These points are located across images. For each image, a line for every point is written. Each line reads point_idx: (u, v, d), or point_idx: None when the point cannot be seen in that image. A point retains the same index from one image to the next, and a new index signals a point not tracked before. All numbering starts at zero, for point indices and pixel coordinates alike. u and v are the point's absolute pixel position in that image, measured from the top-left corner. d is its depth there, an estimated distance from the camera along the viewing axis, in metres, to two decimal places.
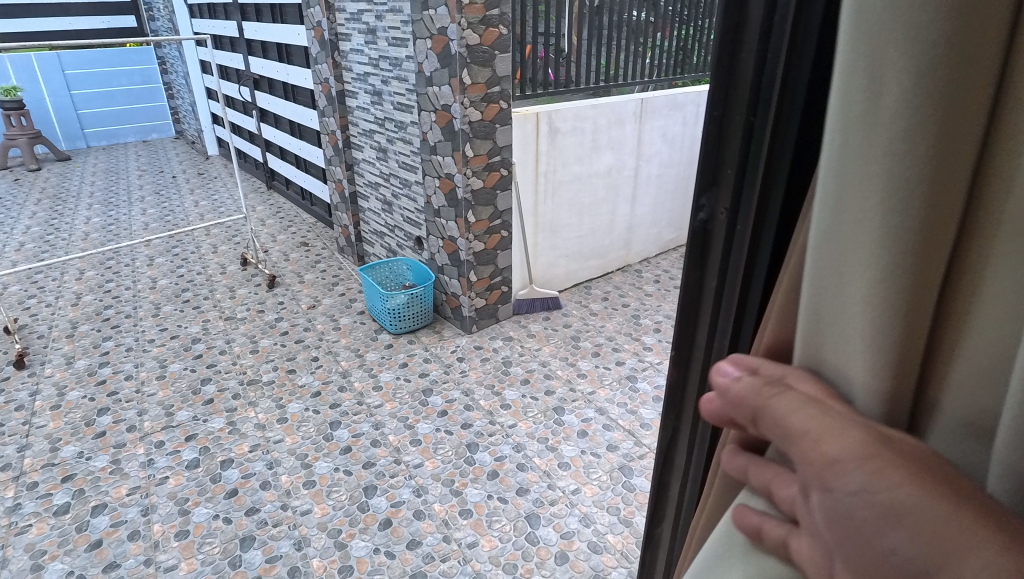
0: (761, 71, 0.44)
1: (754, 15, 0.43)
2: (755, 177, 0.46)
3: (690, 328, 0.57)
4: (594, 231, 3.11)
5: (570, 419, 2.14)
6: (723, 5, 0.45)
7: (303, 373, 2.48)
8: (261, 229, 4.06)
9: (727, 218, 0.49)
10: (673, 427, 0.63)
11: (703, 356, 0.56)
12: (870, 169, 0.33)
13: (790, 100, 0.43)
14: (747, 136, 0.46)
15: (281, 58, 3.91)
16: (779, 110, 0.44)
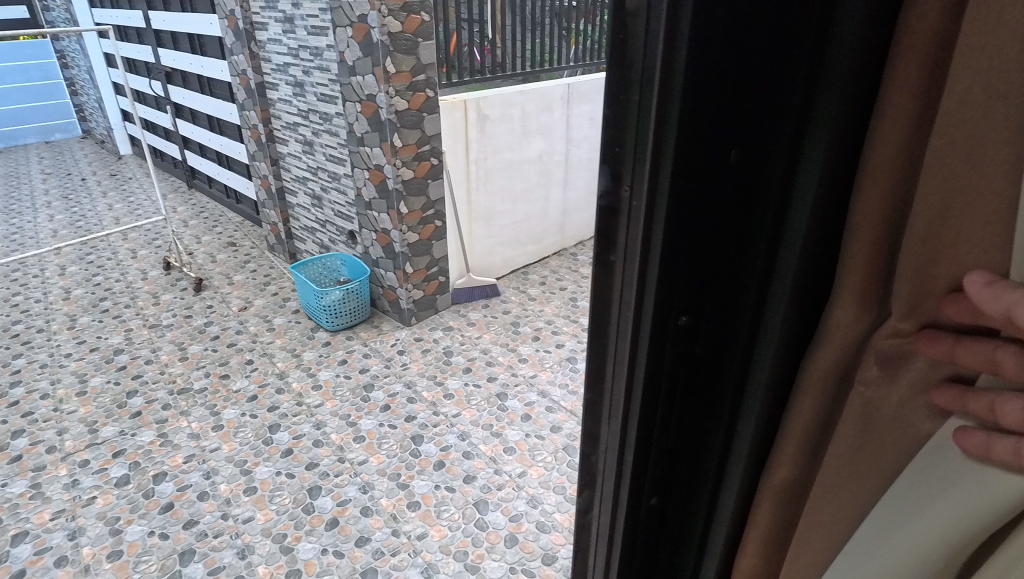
0: (642, 31, 0.38)
1: None
2: (643, 154, 0.41)
3: (599, 331, 0.51)
4: (529, 216, 3.13)
5: (514, 404, 2.16)
6: None
7: (238, 378, 2.39)
8: (183, 231, 3.87)
9: (630, 207, 0.43)
10: (590, 429, 0.58)
11: (612, 361, 0.51)
12: None
13: (671, 63, 0.38)
14: (630, 106, 0.40)
15: (194, 49, 3.72)
16: (663, 77, 0.38)
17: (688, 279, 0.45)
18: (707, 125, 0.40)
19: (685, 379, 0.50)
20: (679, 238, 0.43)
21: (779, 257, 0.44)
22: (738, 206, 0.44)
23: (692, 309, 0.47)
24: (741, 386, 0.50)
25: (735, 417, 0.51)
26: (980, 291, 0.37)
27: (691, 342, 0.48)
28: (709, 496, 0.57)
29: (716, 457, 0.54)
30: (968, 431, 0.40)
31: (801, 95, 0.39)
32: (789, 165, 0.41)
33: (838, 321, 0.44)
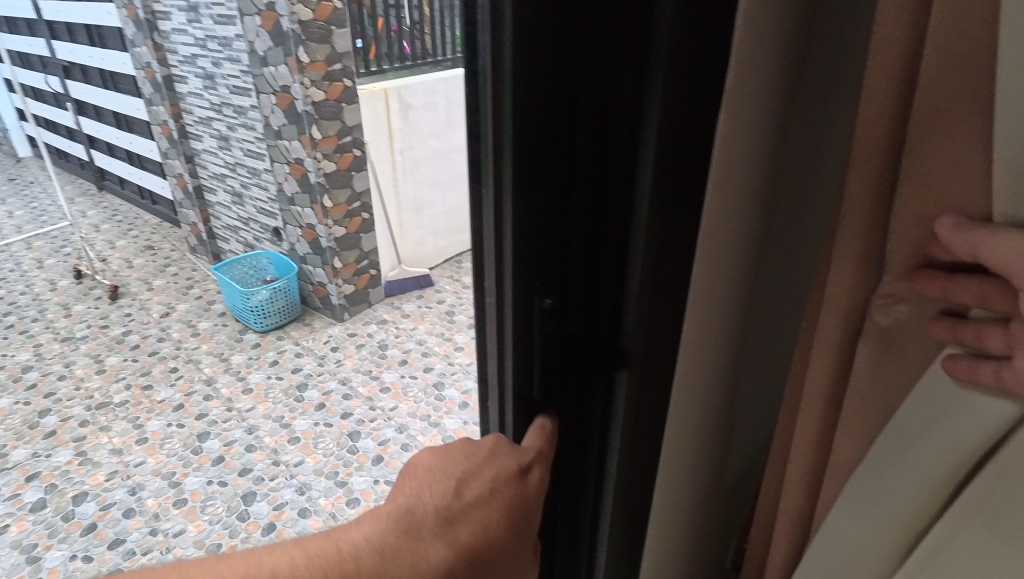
0: (471, 20, 0.39)
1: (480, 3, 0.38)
2: (487, 134, 0.41)
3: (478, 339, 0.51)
4: (459, 205, 3.12)
5: (451, 393, 2.17)
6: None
7: (163, 387, 2.29)
8: (94, 236, 3.63)
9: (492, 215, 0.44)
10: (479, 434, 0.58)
11: (493, 367, 0.51)
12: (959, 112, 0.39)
13: (501, 51, 0.38)
14: (473, 89, 0.41)
15: (92, 41, 3.47)
16: (495, 58, 0.39)
17: (547, 257, 0.46)
18: (547, 107, 0.41)
19: (563, 360, 0.50)
20: (533, 218, 0.44)
21: (634, 237, 0.44)
22: (593, 188, 0.44)
23: (558, 289, 0.48)
24: (617, 366, 0.50)
25: (610, 397, 0.52)
26: (948, 237, 0.41)
27: (561, 319, 0.49)
28: (597, 480, 0.57)
29: (598, 438, 0.55)
30: (956, 357, 0.43)
31: (629, 106, 0.40)
32: (633, 144, 0.41)
33: (841, 285, 0.49)
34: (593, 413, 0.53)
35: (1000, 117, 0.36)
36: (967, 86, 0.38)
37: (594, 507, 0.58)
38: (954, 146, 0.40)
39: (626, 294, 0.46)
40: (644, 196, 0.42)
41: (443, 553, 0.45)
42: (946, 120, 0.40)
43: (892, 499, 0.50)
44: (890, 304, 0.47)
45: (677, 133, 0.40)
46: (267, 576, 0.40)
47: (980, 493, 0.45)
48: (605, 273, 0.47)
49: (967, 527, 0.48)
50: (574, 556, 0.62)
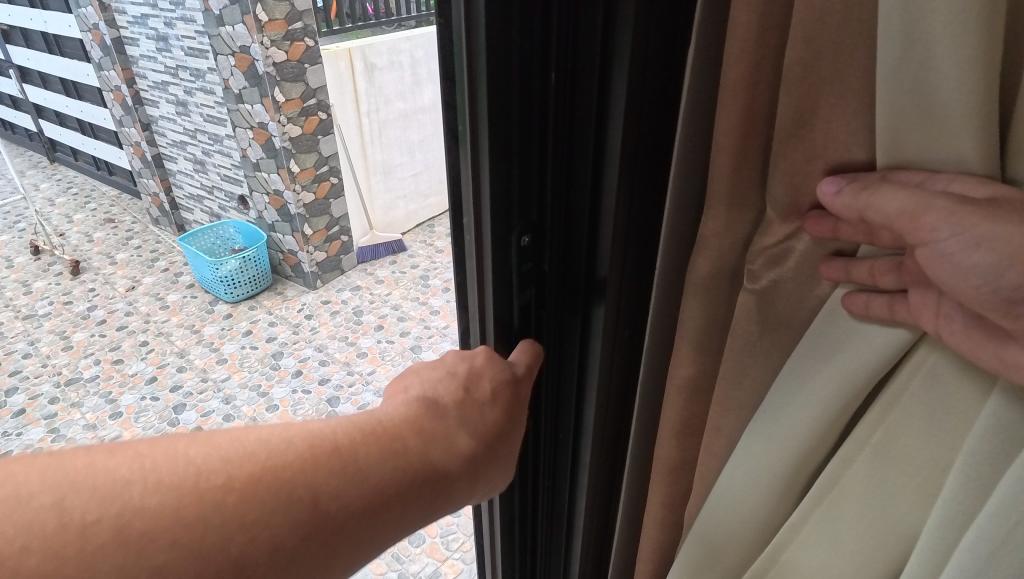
0: None
1: None
2: (463, 86, 0.41)
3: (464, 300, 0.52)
4: (429, 167, 3.08)
5: (428, 355, 2.18)
6: None
7: (133, 362, 2.25)
8: (50, 210, 3.50)
9: (474, 175, 0.44)
10: None
11: (480, 327, 0.52)
12: (839, 50, 0.38)
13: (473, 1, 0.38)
14: (447, 50, 0.41)
15: (34, 4, 3.28)
16: (467, 11, 0.38)
17: (528, 195, 0.46)
18: (522, 51, 0.40)
19: (540, 294, 0.52)
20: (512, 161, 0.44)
21: (606, 169, 0.47)
22: (569, 125, 0.45)
23: (536, 227, 0.48)
24: (597, 295, 0.52)
25: (587, 324, 0.55)
26: (831, 199, 0.41)
27: (536, 254, 0.50)
28: (577, 404, 0.60)
29: (577, 366, 0.57)
30: (855, 295, 0.43)
31: (595, 69, 0.43)
32: (602, 82, 0.44)
33: (714, 227, 0.49)
34: (571, 342, 0.56)
35: (884, 55, 0.36)
36: (842, 25, 0.38)
37: (577, 429, 0.61)
38: (842, 85, 0.39)
39: (602, 222, 0.49)
40: (616, 132, 0.45)
41: (471, 440, 0.45)
42: (831, 59, 0.39)
43: (781, 450, 0.50)
44: (782, 244, 0.47)
45: (644, 69, 0.43)
46: (330, 449, 0.38)
47: (870, 429, 0.45)
48: (576, 203, 0.48)
49: (852, 469, 0.47)
50: (558, 479, 0.65)
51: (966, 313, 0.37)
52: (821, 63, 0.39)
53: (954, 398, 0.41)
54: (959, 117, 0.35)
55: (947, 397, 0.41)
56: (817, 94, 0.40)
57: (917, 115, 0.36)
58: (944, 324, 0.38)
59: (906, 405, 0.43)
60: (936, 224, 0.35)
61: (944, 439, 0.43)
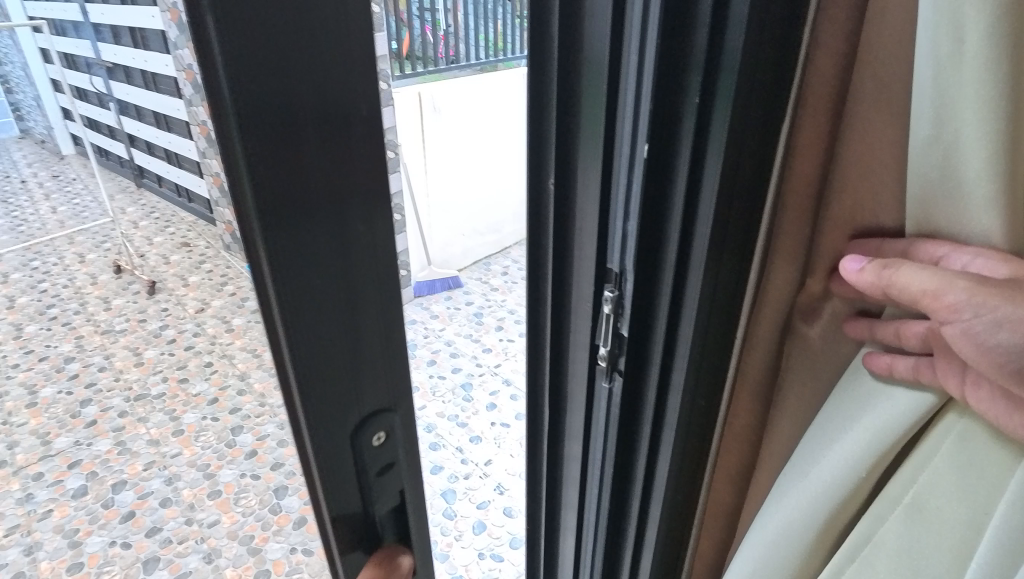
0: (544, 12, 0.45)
1: (556, 19, 0.45)
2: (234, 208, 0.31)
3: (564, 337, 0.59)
4: (488, 207, 3.15)
5: (479, 394, 2.18)
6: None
7: (197, 381, 2.35)
8: (132, 232, 3.73)
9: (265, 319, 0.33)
10: (532, 431, 0.70)
11: (552, 352, 0.61)
12: (876, 133, 0.45)
13: (232, 156, 0.29)
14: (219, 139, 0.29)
15: (136, 44, 3.54)
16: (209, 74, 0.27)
17: (585, 273, 0.54)
18: (333, 220, 0.33)
19: (614, 364, 0.56)
20: (542, 231, 0.55)
21: (693, 238, 0.48)
22: (657, 212, 0.48)
23: (582, 304, 0.56)
24: (669, 357, 0.54)
25: (664, 389, 0.56)
26: (854, 276, 0.47)
27: (575, 324, 0.57)
28: (644, 466, 0.61)
29: (650, 422, 0.58)
30: (876, 355, 0.50)
31: (692, 130, 0.44)
32: (692, 171, 0.46)
33: (779, 282, 0.54)
34: (647, 408, 0.58)
35: (920, 139, 0.43)
36: (884, 114, 0.45)
37: (638, 488, 0.63)
38: (878, 163, 0.46)
39: (686, 295, 0.50)
40: (705, 212, 0.47)
41: None
42: (863, 142, 0.46)
43: (816, 498, 0.54)
44: (815, 304, 0.54)
45: (742, 135, 0.44)
46: None
47: (905, 487, 0.50)
48: (658, 279, 0.51)
49: (887, 525, 0.52)
50: (622, 525, 0.68)
51: (992, 383, 0.42)
52: (859, 145, 0.46)
53: (981, 463, 0.46)
54: (984, 193, 0.42)
55: (974, 462, 0.47)
56: (858, 172, 0.47)
57: (944, 192, 0.43)
58: (970, 390, 0.44)
59: (936, 467, 0.48)
60: (958, 304, 0.41)
61: (970, 499, 0.47)
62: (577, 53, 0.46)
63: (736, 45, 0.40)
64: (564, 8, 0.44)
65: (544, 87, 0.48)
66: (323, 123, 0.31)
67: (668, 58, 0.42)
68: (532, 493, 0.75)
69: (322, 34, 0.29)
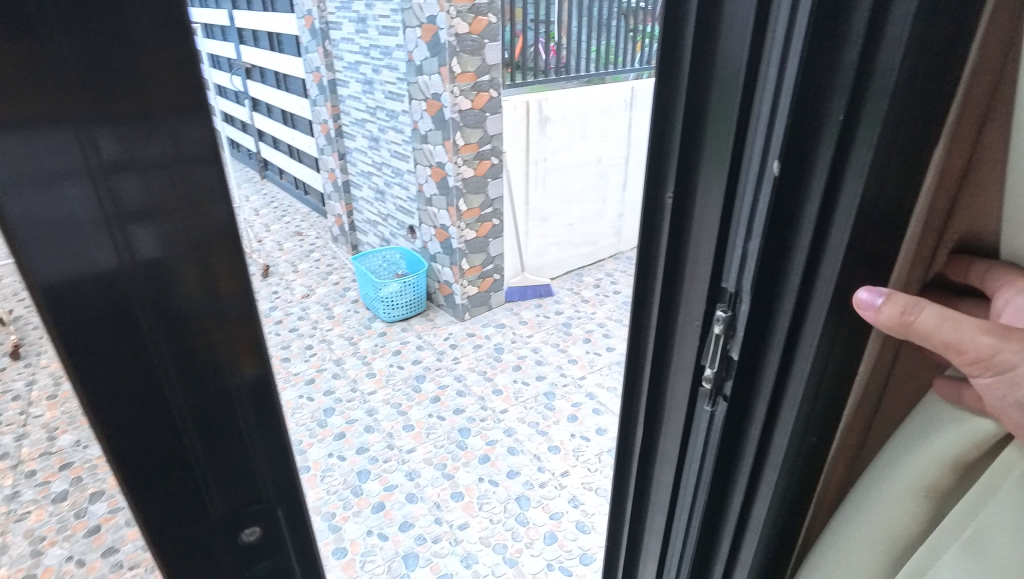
0: (679, 27, 0.46)
1: (691, 33, 0.45)
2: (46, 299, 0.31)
3: (663, 347, 0.60)
4: (585, 218, 3.14)
5: (560, 404, 2.17)
6: (665, 11, 0.47)
7: (298, 362, 2.50)
8: (253, 220, 4.05)
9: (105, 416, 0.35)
10: (625, 438, 0.71)
11: (652, 361, 0.61)
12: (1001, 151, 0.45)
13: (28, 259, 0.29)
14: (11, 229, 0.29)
15: (272, 47, 3.83)
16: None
17: (697, 289, 0.54)
18: (165, 345, 0.35)
19: (718, 387, 0.54)
20: (655, 240, 0.56)
21: (820, 268, 0.46)
22: (784, 234, 0.46)
23: (690, 320, 0.55)
24: (780, 389, 0.52)
25: (772, 421, 0.54)
26: (871, 315, 0.45)
27: (681, 340, 0.57)
28: (742, 499, 0.59)
29: (751, 453, 0.56)
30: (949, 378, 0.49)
31: (830, 152, 0.42)
32: (828, 193, 0.43)
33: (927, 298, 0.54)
34: (749, 437, 0.56)
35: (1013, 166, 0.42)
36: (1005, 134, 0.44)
37: (733, 519, 0.61)
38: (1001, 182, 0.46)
39: (806, 327, 0.48)
40: (838, 237, 0.44)
41: None
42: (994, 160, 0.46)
43: (888, 516, 0.53)
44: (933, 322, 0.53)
45: (887, 161, 0.41)
46: None
47: (965, 517, 0.48)
48: (777, 304, 0.49)
49: (942, 560, 0.49)
50: (711, 557, 0.66)
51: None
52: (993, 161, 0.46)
53: None
54: None
55: None
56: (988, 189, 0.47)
57: None
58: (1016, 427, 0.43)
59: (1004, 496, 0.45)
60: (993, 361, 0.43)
61: None
62: (709, 67, 0.46)
63: (892, 62, 0.38)
64: (701, 22, 0.44)
65: (671, 99, 0.49)
66: (127, 238, 0.32)
67: (811, 73, 0.40)
68: (617, 502, 0.75)
69: (127, 91, 0.28)
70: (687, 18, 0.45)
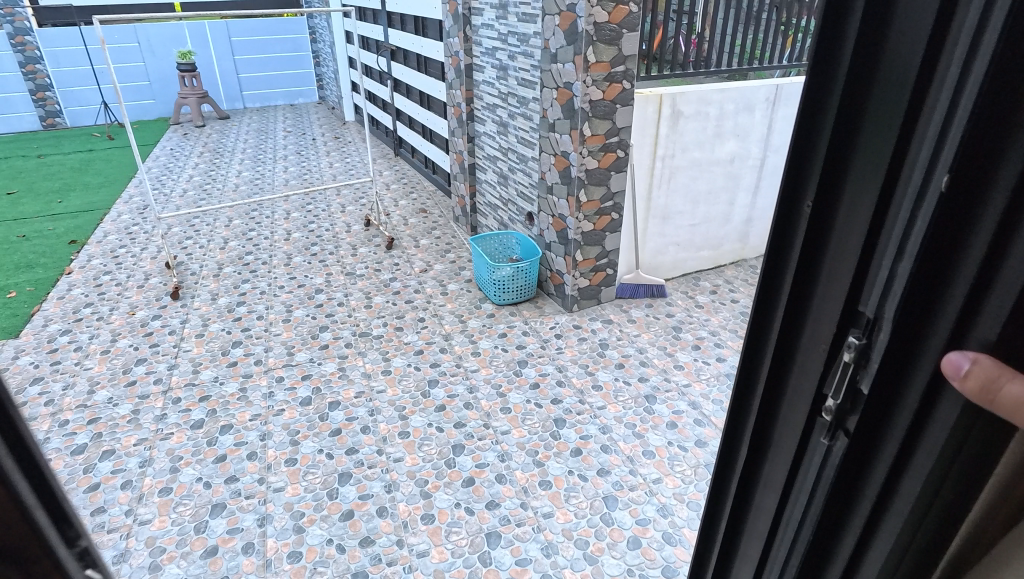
0: (842, 24, 0.44)
1: (853, 32, 0.43)
2: None
3: (781, 361, 0.57)
4: (708, 220, 3.00)
5: (660, 409, 2.11)
6: (827, 9, 0.45)
7: (409, 332, 2.62)
8: (384, 194, 4.29)
9: None
10: (731, 445, 0.69)
11: (770, 373, 0.59)
12: None
13: None
14: None
15: (417, 31, 4.00)
16: None
17: (830, 308, 0.50)
18: None
19: (839, 420, 0.50)
20: (790, 249, 0.54)
21: (978, 315, 0.40)
22: (943, 263, 0.41)
23: (817, 341, 0.52)
24: (912, 444, 0.46)
25: (896, 476, 0.47)
26: (955, 378, 0.41)
27: (806, 360, 0.54)
28: (850, 551, 0.53)
29: (866, 504, 0.51)
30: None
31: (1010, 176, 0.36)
32: (1000, 227, 0.37)
33: None
34: (868, 487, 0.50)
35: None
36: None
37: (837, 569, 0.55)
38: None
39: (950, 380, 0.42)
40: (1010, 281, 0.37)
41: None
42: None
43: None
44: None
45: None
46: None
47: None
48: (922, 343, 0.43)
49: None
50: None
51: None
52: None
53: None
54: None
55: None
56: None
57: None
58: None
59: None
60: None
61: None
62: (872, 68, 0.43)
63: None
64: (866, 19, 0.41)
65: (826, 97, 0.47)
66: None
67: (1000, 79, 0.36)
68: (714, 509, 0.74)
69: None
70: (851, 14, 0.43)
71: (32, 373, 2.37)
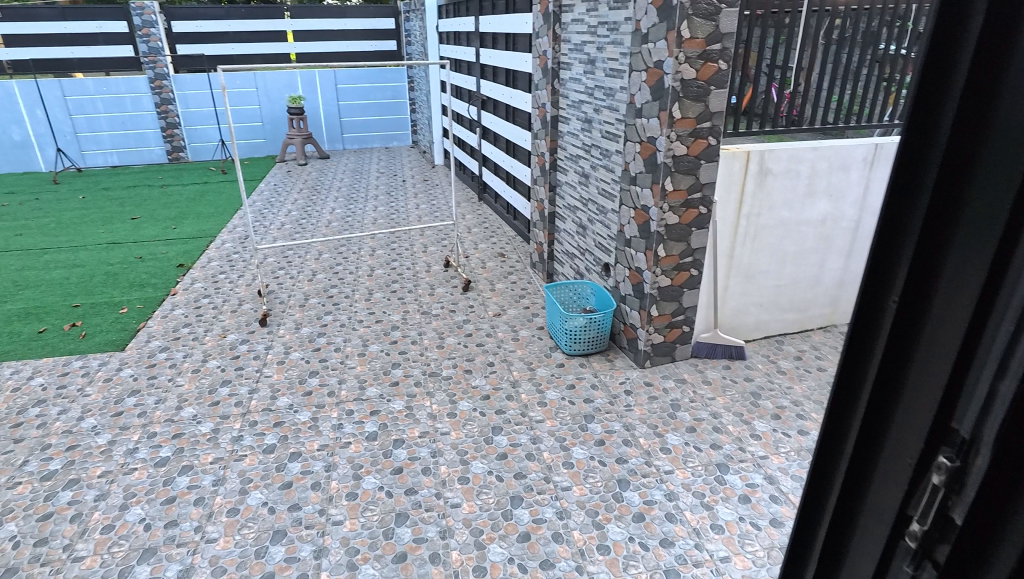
0: (937, 122, 0.42)
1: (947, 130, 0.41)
2: None
3: (860, 465, 0.53)
4: (795, 282, 2.86)
5: (733, 480, 1.98)
6: (917, 105, 0.43)
7: (478, 375, 2.63)
8: (465, 236, 4.40)
9: None
10: (801, 546, 0.64)
11: (845, 475, 0.55)
12: None
13: None
14: None
15: (508, 82, 4.14)
16: None
17: (916, 422, 0.46)
18: None
19: (927, 549, 0.45)
20: (872, 346, 0.51)
21: None
22: None
23: (900, 456, 0.48)
24: None
25: None
26: None
27: (886, 474, 0.50)
28: None
29: None
30: None
31: None
32: None
33: None
34: None
35: None
36: None
37: None
38: None
39: None
40: None
41: None
42: None
43: None
44: None
45: None
46: None
47: None
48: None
49: None
50: None
51: None
52: None
53: None
54: None
55: None
56: None
57: None
58: None
59: None
60: None
61: None
62: (969, 171, 0.40)
63: None
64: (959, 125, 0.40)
65: (917, 194, 0.45)
66: None
67: None
68: None
69: None
70: (942, 124, 0.42)
71: (131, 385, 2.56)
